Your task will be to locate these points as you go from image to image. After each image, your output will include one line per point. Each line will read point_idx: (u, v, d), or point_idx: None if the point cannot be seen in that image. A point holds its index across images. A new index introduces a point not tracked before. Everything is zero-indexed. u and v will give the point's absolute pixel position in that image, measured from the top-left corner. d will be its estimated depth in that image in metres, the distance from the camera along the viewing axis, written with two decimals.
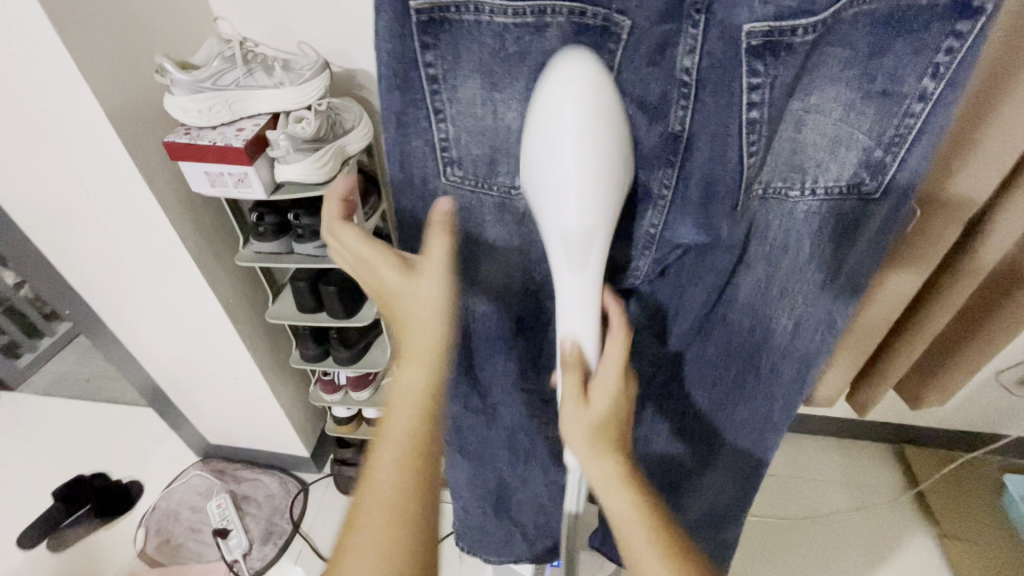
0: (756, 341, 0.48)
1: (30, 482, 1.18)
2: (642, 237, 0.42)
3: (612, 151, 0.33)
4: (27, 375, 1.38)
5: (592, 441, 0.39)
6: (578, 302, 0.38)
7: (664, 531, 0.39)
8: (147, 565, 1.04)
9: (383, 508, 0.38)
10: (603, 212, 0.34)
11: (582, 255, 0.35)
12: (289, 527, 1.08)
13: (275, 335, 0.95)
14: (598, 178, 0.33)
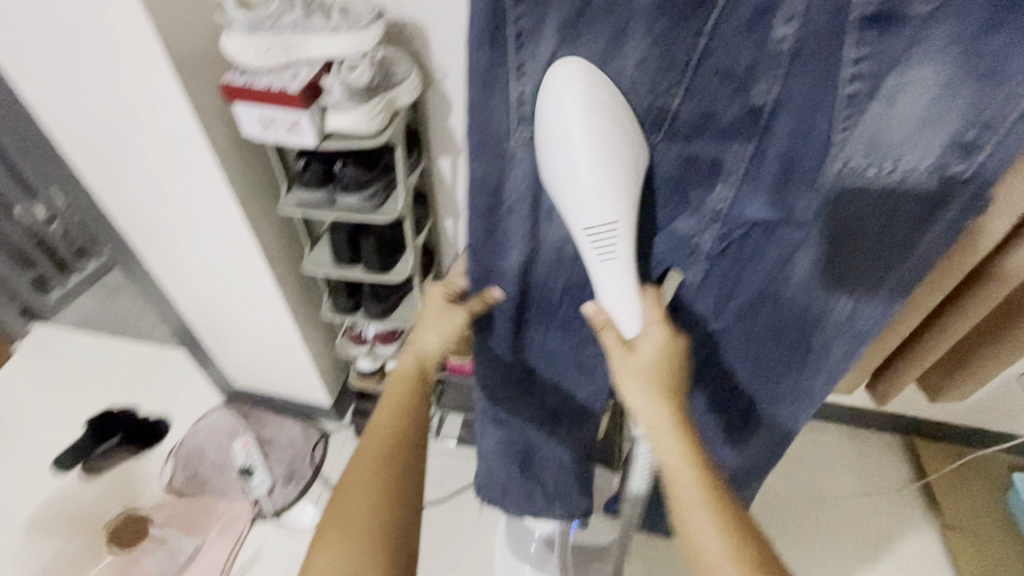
0: (808, 319, 0.49)
1: (63, 410, 1.23)
2: (709, 212, 0.45)
3: (619, 149, 0.39)
4: (56, 310, 1.41)
5: (645, 385, 0.44)
6: (614, 278, 0.44)
7: (713, 489, 0.41)
8: (175, 497, 1.09)
9: (377, 451, 0.48)
10: (620, 204, 0.41)
11: (610, 241, 0.42)
12: (311, 472, 1.11)
13: (308, 286, 0.97)
14: (609, 178, 0.40)
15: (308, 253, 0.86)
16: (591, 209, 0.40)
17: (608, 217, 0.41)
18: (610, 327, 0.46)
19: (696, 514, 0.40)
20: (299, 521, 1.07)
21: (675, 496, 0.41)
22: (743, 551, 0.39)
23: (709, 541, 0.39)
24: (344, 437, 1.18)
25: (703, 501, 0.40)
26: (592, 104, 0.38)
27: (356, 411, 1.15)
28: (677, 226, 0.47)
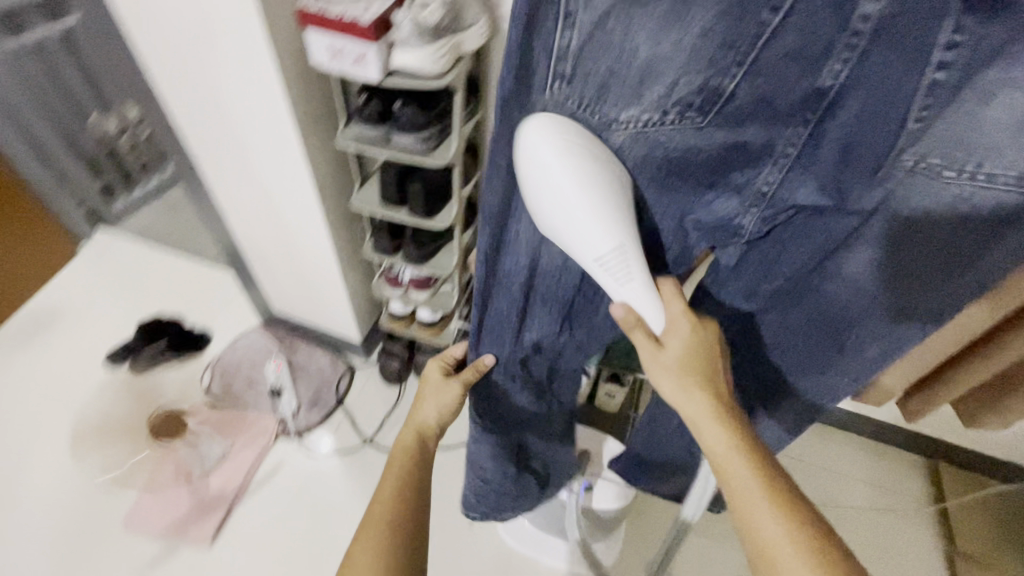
0: (849, 317, 0.48)
1: (117, 311, 1.32)
2: (754, 194, 0.42)
3: (604, 177, 0.38)
4: (120, 220, 1.50)
5: (680, 376, 0.45)
6: (636, 300, 0.42)
7: (763, 470, 0.43)
8: (209, 407, 1.15)
9: (380, 522, 0.51)
10: (621, 229, 0.39)
11: (624, 267, 0.40)
12: (334, 400, 1.17)
13: (352, 223, 0.99)
14: (605, 211, 0.38)
15: (357, 191, 0.89)
16: (591, 241, 0.39)
17: (613, 245, 0.39)
18: (639, 327, 0.44)
19: (753, 500, 0.42)
20: (318, 444, 1.13)
21: (733, 488, 0.43)
22: (802, 532, 0.40)
23: (771, 528, 0.41)
24: (368, 374, 1.23)
25: (758, 489, 0.42)
26: (563, 148, 0.37)
27: (382, 351, 1.19)
28: (717, 204, 0.44)
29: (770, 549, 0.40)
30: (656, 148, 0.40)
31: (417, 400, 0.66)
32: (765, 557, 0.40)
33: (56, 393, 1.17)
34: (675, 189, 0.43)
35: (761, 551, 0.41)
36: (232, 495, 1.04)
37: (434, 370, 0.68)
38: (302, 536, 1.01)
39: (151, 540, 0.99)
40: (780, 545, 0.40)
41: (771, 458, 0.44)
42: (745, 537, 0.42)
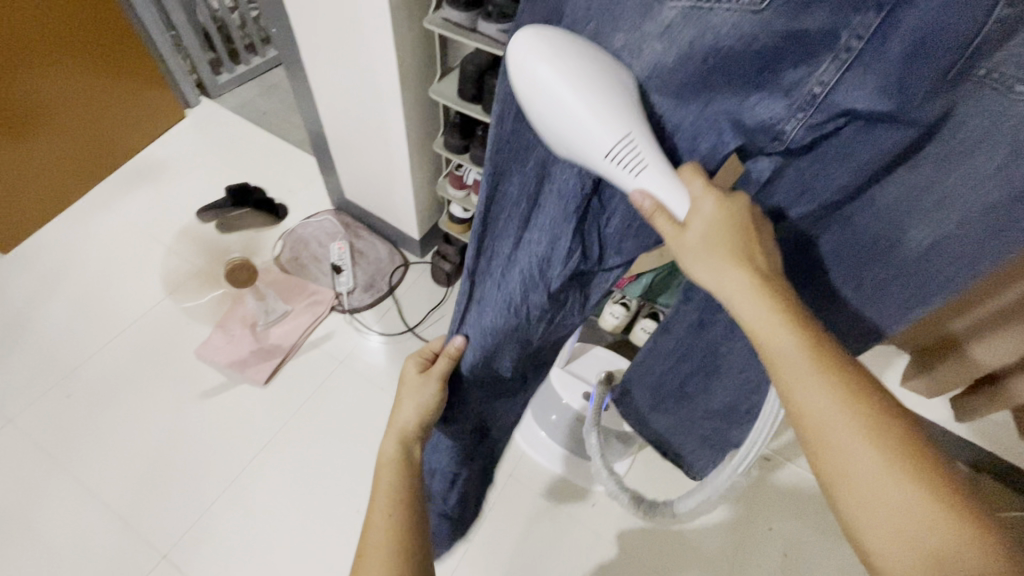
0: (879, 249, 0.46)
1: (211, 175, 1.44)
2: (802, 98, 0.34)
3: (602, 66, 0.36)
4: (221, 92, 1.62)
5: (712, 254, 0.40)
6: (660, 185, 0.37)
7: (812, 337, 0.38)
8: (279, 270, 1.28)
9: (377, 554, 0.48)
10: (626, 113, 0.36)
11: (636, 156, 0.37)
12: (386, 288, 1.25)
13: (428, 119, 1.02)
14: (606, 95, 0.36)
15: (439, 82, 0.92)
16: (593, 135, 0.37)
17: (619, 130, 0.36)
18: (660, 214, 0.39)
19: (801, 373, 0.37)
20: (367, 324, 1.22)
21: (778, 366, 0.38)
22: (853, 396, 0.36)
23: (821, 402, 0.37)
24: (420, 272, 1.30)
25: (806, 362, 0.37)
26: (553, 52, 0.36)
27: (437, 253, 1.24)
28: (754, 107, 0.35)
29: (821, 425, 0.36)
30: (706, 32, 0.34)
31: (395, 404, 0.61)
32: (813, 432, 0.37)
33: (154, 235, 1.32)
34: (713, 91, 0.36)
35: (812, 427, 0.37)
36: (287, 349, 1.17)
37: (411, 366, 0.62)
38: (341, 396, 1.12)
39: (217, 370, 1.14)
40: (833, 420, 0.36)
41: (815, 322, 0.40)
42: (792, 413, 0.38)
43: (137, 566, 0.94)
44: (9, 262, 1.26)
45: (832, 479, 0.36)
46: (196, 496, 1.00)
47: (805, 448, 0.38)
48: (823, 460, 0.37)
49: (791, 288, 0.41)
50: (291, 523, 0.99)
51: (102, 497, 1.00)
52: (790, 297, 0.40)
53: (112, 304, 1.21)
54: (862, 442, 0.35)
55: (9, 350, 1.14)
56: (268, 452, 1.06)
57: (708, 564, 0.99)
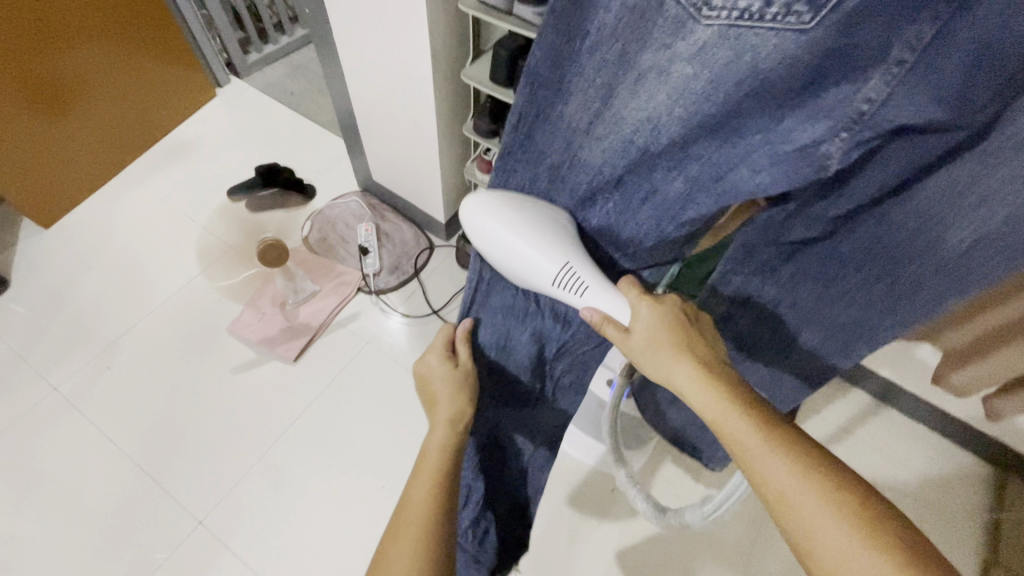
0: (912, 245, 0.41)
1: (240, 153, 1.46)
2: (847, 116, 0.32)
3: (539, 220, 0.43)
4: (250, 71, 1.63)
5: (663, 347, 0.43)
6: (602, 300, 0.44)
7: (763, 417, 0.39)
8: (307, 251, 1.29)
9: (420, 524, 0.48)
10: (562, 251, 0.43)
11: (577, 281, 0.43)
12: (411, 271, 1.27)
13: (458, 101, 1.01)
14: (545, 242, 0.42)
15: (470, 65, 0.91)
16: (539, 266, 0.43)
17: (559, 264, 0.43)
18: (605, 320, 0.45)
19: (755, 450, 0.38)
20: (392, 306, 1.24)
21: (734, 444, 0.39)
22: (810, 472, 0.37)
23: (779, 476, 0.37)
24: (444, 255, 1.31)
25: (758, 439, 0.38)
26: (497, 205, 0.43)
27: (461, 237, 1.25)
28: (793, 129, 0.33)
29: (782, 500, 0.37)
30: (744, 52, 0.30)
31: (427, 385, 0.61)
32: (780, 507, 0.37)
33: (188, 212, 1.35)
34: (744, 116, 0.34)
35: (776, 502, 0.37)
36: (315, 328, 1.19)
37: (437, 350, 0.62)
38: (367, 377, 1.15)
39: (248, 347, 1.17)
40: (793, 494, 0.37)
41: (761, 403, 0.41)
42: (759, 491, 0.38)
43: (174, 531, 0.98)
44: (50, 236, 1.30)
45: (808, 555, 0.36)
46: (229, 468, 1.04)
47: (778, 524, 0.38)
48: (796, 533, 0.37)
49: (735, 374, 0.43)
50: (319, 497, 1.02)
51: (142, 465, 1.04)
52: (736, 382, 0.42)
53: (148, 280, 1.24)
54: (824, 514, 0.36)
55: (52, 322, 1.18)
56: (297, 428, 1.09)
57: (725, 554, 1.00)
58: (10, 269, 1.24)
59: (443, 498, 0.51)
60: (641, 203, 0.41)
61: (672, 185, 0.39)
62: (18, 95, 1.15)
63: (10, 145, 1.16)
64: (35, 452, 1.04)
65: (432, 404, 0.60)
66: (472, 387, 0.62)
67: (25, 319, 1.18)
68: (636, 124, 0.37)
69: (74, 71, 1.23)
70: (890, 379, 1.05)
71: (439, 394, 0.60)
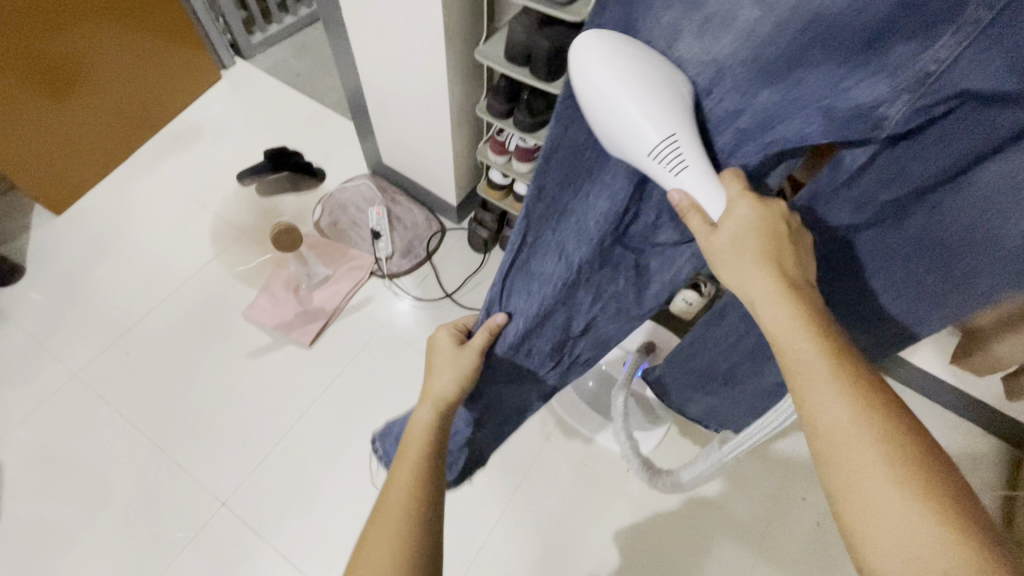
0: (969, 238, 0.39)
1: (248, 137, 1.45)
2: (911, 76, 0.31)
3: (654, 74, 0.37)
4: (254, 53, 1.61)
5: (746, 250, 0.40)
6: (701, 187, 0.39)
7: (836, 350, 0.37)
8: (319, 235, 1.29)
9: (393, 515, 0.46)
10: (672, 116, 0.37)
11: (677, 160, 0.38)
12: (423, 255, 1.26)
13: (471, 81, 0.99)
14: (656, 100, 0.36)
15: (484, 43, 0.89)
16: (638, 130, 0.37)
17: (661, 135, 0.37)
18: (693, 212, 0.40)
19: (817, 375, 0.36)
20: (404, 289, 1.24)
21: (793, 368, 0.38)
22: (871, 410, 0.35)
23: (834, 407, 0.35)
24: (456, 238, 1.30)
25: (823, 367, 0.36)
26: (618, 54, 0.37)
27: (473, 219, 1.24)
28: (852, 85, 0.34)
29: (828, 429, 0.35)
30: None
31: (426, 373, 0.60)
32: (821, 435, 0.36)
33: (198, 197, 1.34)
34: (807, 63, 0.34)
35: (821, 432, 0.36)
36: (330, 312, 1.19)
37: (441, 338, 0.62)
38: (381, 360, 1.15)
39: (264, 331, 1.18)
40: (844, 426, 0.35)
41: (839, 335, 0.39)
42: (805, 418, 0.37)
43: (199, 512, 1.00)
44: (61, 223, 1.30)
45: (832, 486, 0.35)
46: (250, 450, 1.06)
47: (812, 452, 0.37)
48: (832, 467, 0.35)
49: (819, 299, 0.40)
50: (339, 478, 1.04)
51: (164, 448, 1.06)
52: (816, 305, 0.40)
53: (162, 265, 1.24)
54: (873, 453, 0.34)
55: (68, 310, 1.19)
56: (314, 412, 1.10)
57: (740, 531, 1.01)
58: (24, 256, 1.24)
59: (427, 485, 0.49)
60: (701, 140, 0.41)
61: (722, 136, 0.40)
62: (24, 78, 1.13)
63: (16, 130, 1.15)
64: (59, 436, 1.06)
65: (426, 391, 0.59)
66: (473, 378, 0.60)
67: (41, 306, 1.19)
68: (699, 67, 0.38)
69: (76, 52, 1.21)
70: (907, 358, 1.04)
71: (436, 383, 0.58)
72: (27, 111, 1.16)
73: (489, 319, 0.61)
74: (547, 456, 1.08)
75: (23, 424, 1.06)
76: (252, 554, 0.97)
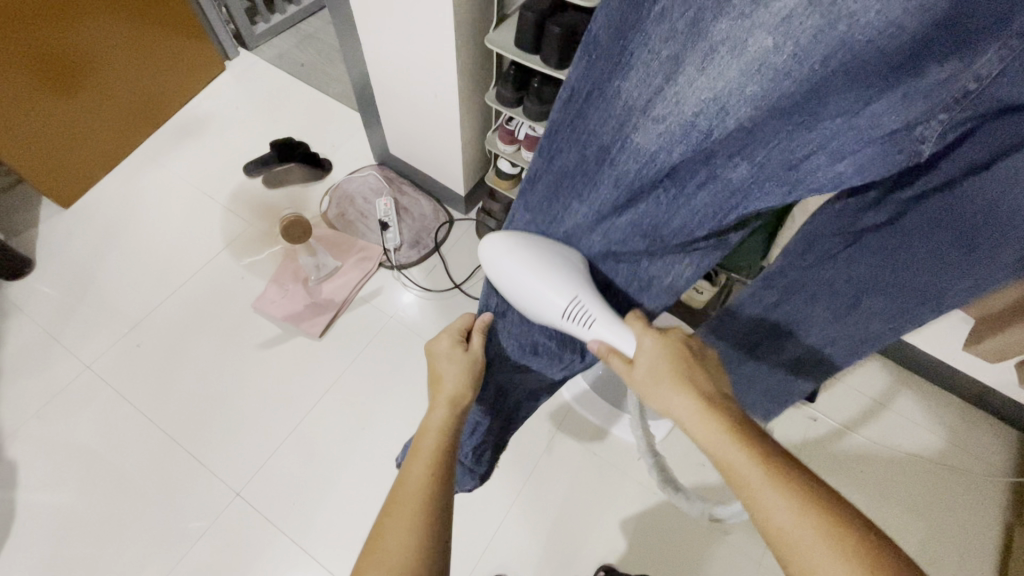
0: (990, 216, 0.39)
1: (254, 128, 1.44)
2: (950, 93, 0.31)
3: (549, 260, 0.47)
4: (258, 43, 1.60)
5: (664, 377, 0.43)
6: (610, 331, 0.46)
7: (769, 456, 0.38)
8: (327, 226, 1.29)
9: (411, 506, 0.45)
10: (571, 285, 0.46)
11: (585, 314, 0.46)
12: (431, 245, 1.26)
13: (480, 69, 0.98)
14: (554, 279, 0.46)
15: (494, 30, 0.88)
16: (549, 301, 0.46)
17: (567, 299, 0.46)
18: (612, 352, 0.46)
19: (760, 485, 0.37)
20: (413, 280, 1.24)
21: (738, 481, 0.38)
22: (814, 511, 0.35)
23: (786, 514, 0.35)
24: (464, 229, 1.30)
25: (764, 476, 0.37)
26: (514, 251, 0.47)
27: (481, 210, 1.23)
28: (882, 112, 0.32)
29: (789, 541, 0.35)
30: (839, 22, 0.29)
31: (433, 364, 0.59)
32: (786, 550, 0.35)
33: (205, 189, 1.34)
34: (825, 97, 0.32)
35: (780, 540, 0.36)
36: (339, 304, 1.19)
37: (448, 332, 0.61)
38: (390, 351, 1.16)
39: (274, 322, 1.18)
40: (797, 533, 0.35)
41: (767, 437, 0.39)
42: (765, 531, 0.37)
43: (215, 501, 1.01)
44: (69, 216, 1.29)
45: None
46: (262, 441, 1.06)
47: (784, 569, 0.36)
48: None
49: (736, 406, 0.42)
50: (352, 467, 1.04)
51: (179, 439, 1.06)
52: (740, 415, 0.41)
53: (171, 257, 1.24)
54: (833, 559, 0.34)
55: (79, 303, 1.19)
56: (326, 401, 1.10)
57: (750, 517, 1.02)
58: (34, 250, 1.25)
59: (443, 478, 0.48)
60: (699, 185, 0.40)
61: (734, 171, 0.38)
62: (22, 72, 1.12)
63: (16, 125, 1.14)
64: (72, 429, 1.06)
65: (436, 380, 0.57)
66: (478, 377, 0.60)
67: (52, 299, 1.19)
68: (699, 104, 0.35)
69: (75, 44, 1.19)
70: (918, 345, 1.04)
71: (445, 374, 0.57)
72: (31, 104, 1.15)
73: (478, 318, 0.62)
74: (557, 445, 1.08)
75: (38, 415, 1.07)
76: (267, 543, 0.98)
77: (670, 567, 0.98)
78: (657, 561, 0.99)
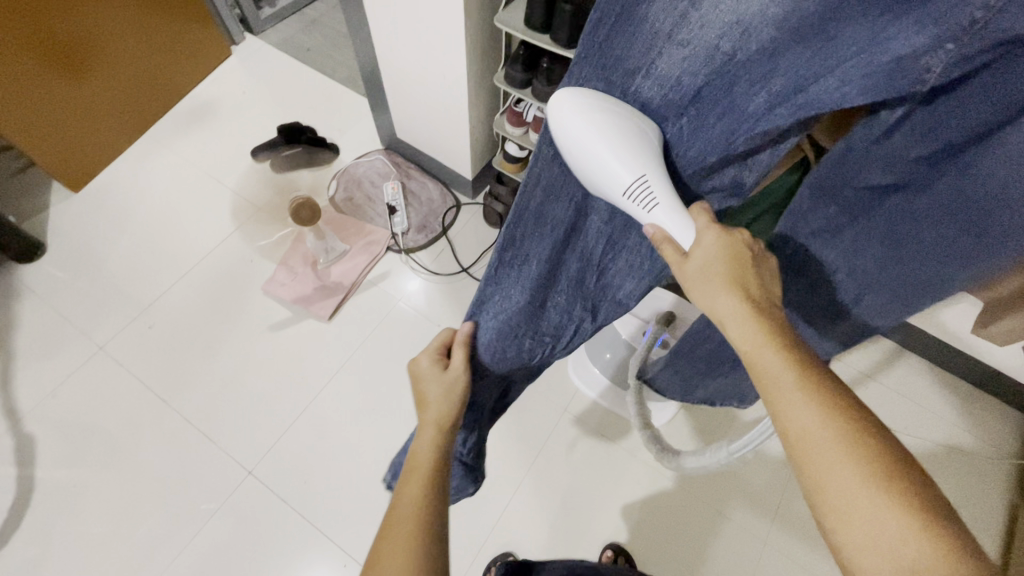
0: (1000, 197, 0.37)
1: (261, 112, 1.44)
2: (959, 22, 0.27)
3: (629, 122, 0.37)
4: (265, 28, 1.60)
5: (723, 274, 0.40)
6: (678, 220, 0.38)
7: (799, 359, 0.37)
8: (335, 210, 1.30)
9: (408, 522, 0.45)
10: (641, 158, 0.37)
11: (648, 198, 0.38)
12: (439, 230, 1.27)
13: (488, 50, 0.98)
14: (631, 139, 0.36)
15: (504, 10, 0.88)
16: (613, 173, 0.37)
17: (633, 174, 0.37)
18: (665, 242, 0.39)
19: (786, 387, 0.36)
20: (421, 263, 1.24)
21: (764, 383, 0.37)
22: (837, 414, 0.35)
23: (807, 417, 0.35)
24: (471, 213, 1.31)
25: (790, 379, 0.36)
26: (597, 105, 0.37)
27: (489, 194, 1.24)
28: (896, 36, 0.28)
29: (802, 437, 0.35)
30: None
31: (417, 379, 0.60)
32: (801, 443, 0.35)
33: (214, 173, 1.34)
34: (845, 22, 0.30)
35: (796, 442, 0.36)
36: (348, 287, 1.20)
37: (427, 352, 0.62)
38: (397, 335, 1.16)
39: (283, 305, 1.19)
40: (817, 435, 0.35)
41: (802, 344, 0.39)
42: (783, 433, 0.37)
43: (227, 479, 1.03)
44: (80, 200, 1.30)
45: (819, 499, 0.35)
46: (274, 421, 1.08)
47: (792, 465, 0.36)
48: (809, 480, 0.35)
49: (783, 316, 0.41)
50: (361, 444, 1.06)
51: (192, 419, 1.08)
52: (782, 324, 0.40)
53: (180, 241, 1.25)
54: (849, 466, 0.33)
55: (90, 287, 1.20)
56: (335, 383, 1.11)
57: (756, 498, 1.03)
58: (45, 234, 1.26)
59: (436, 491, 0.48)
60: (716, 120, 0.36)
61: (752, 103, 0.34)
62: (24, 56, 1.11)
63: (19, 109, 1.13)
64: (87, 410, 1.08)
65: (423, 405, 0.58)
66: (464, 392, 0.61)
67: (64, 284, 1.20)
68: (723, 28, 0.33)
69: (82, 28, 1.19)
70: (924, 328, 1.04)
71: (431, 394, 0.58)
72: (38, 88, 1.15)
73: (458, 333, 0.63)
74: (564, 428, 1.09)
75: (53, 395, 1.09)
76: (279, 519, 1.00)
77: (675, 544, 1.00)
78: (663, 539, 1.00)
